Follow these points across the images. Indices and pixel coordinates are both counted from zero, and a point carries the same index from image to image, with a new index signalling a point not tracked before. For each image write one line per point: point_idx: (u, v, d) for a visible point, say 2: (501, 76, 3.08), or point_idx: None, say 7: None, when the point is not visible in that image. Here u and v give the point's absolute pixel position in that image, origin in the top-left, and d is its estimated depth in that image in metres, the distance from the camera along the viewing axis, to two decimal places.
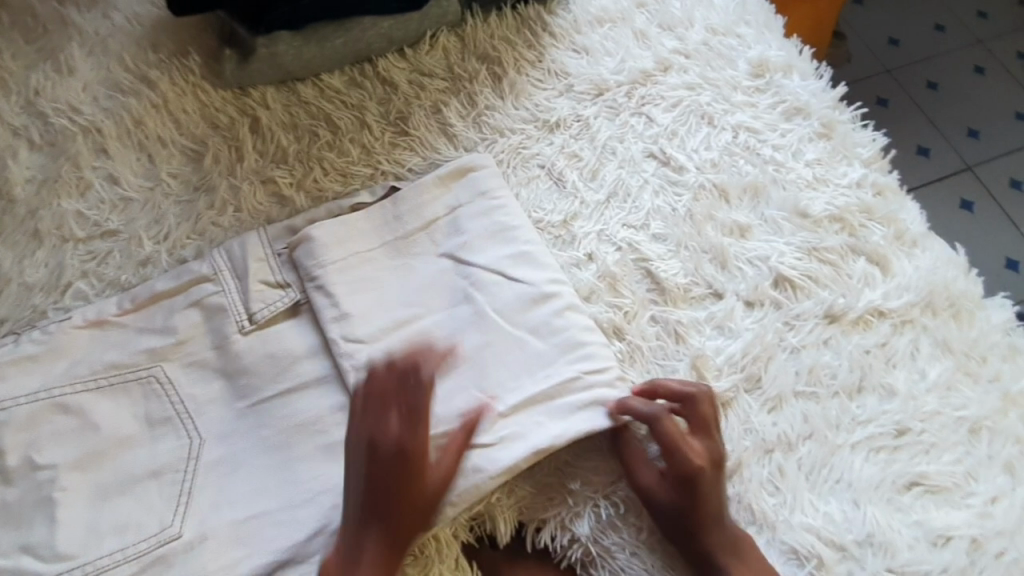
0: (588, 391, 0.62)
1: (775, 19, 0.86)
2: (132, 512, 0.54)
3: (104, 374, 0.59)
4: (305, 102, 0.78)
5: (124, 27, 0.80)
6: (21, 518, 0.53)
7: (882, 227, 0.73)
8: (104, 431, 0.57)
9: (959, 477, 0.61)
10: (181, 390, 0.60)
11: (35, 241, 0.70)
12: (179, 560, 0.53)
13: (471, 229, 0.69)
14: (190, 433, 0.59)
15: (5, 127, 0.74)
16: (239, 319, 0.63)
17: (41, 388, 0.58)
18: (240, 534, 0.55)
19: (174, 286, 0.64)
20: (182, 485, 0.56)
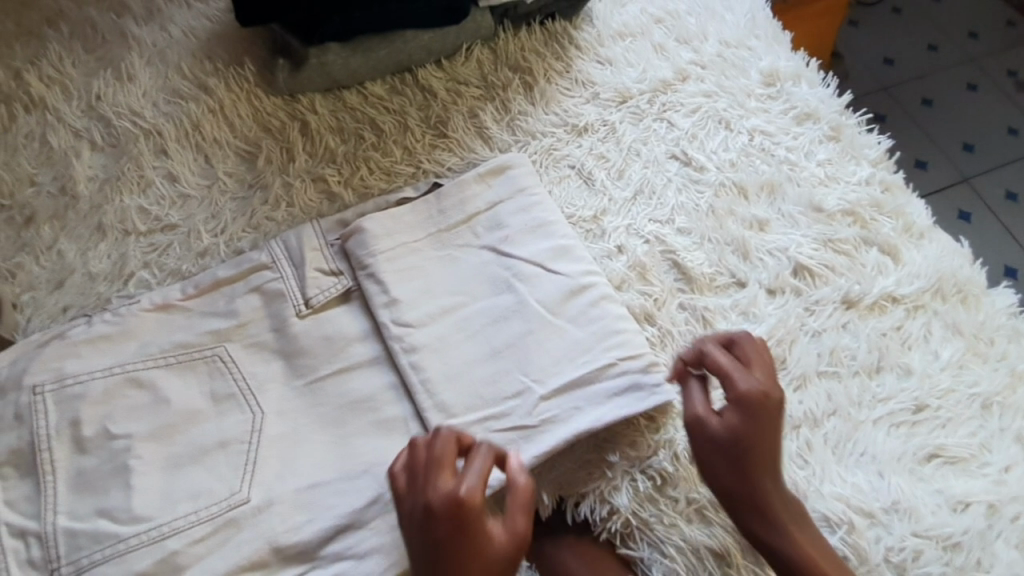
0: (624, 378, 0.66)
1: (783, 34, 0.93)
2: (203, 480, 0.59)
3: (173, 353, 0.64)
4: (351, 108, 0.83)
5: (181, 39, 0.86)
6: (98, 484, 0.57)
7: (892, 221, 0.78)
8: (175, 404, 0.61)
9: (974, 448, 0.65)
10: (244, 369, 0.64)
11: (99, 234, 0.75)
12: (249, 523, 0.57)
13: (511, 225, 0.74)
14: (253, 409, 0.62)
15: (69, 129, 0.80)
16: (296, 303, 0.68)
17: (115, 365, 0.62)
18: (304, 502, 0.59)
19: (235, 274, 0.69)
20: (249, 455, 0.60)
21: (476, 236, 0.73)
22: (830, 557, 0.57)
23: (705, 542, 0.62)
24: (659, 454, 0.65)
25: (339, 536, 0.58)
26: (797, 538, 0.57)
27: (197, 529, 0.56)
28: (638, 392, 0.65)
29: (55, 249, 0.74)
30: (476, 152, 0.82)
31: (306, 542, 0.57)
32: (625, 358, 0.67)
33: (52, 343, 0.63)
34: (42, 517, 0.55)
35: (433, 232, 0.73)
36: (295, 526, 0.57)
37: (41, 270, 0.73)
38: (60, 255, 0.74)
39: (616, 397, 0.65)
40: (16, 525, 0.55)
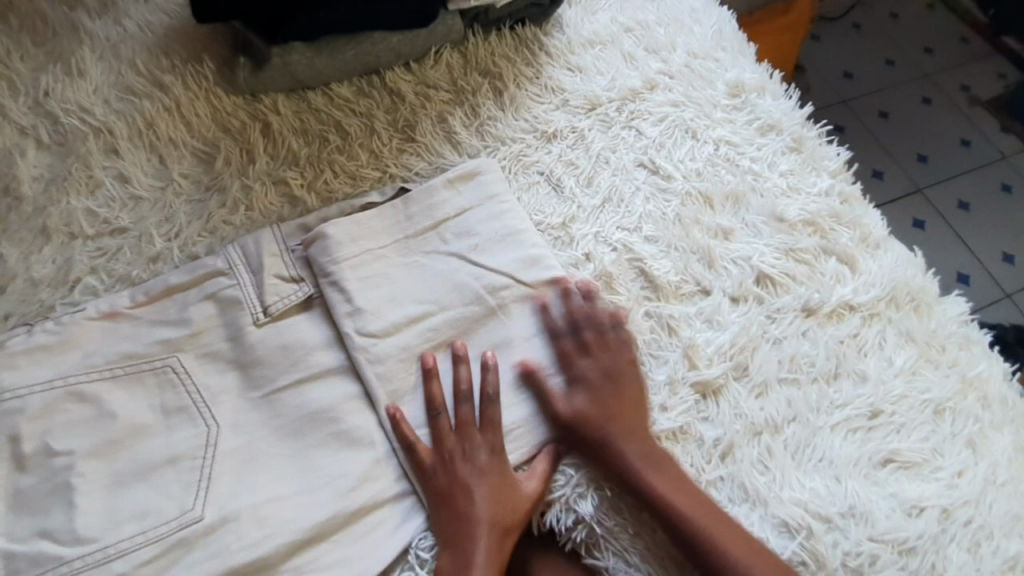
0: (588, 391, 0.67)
1: (748, 46, 0.95)
2: (151, 498, 0.56)
3: (120, 364, 0.60)
4: (315, 110, 0.81)
5: (135, 34, 0.82)
6: (37, 504, 0.54)
7: (850, 230, 0.80)
8: (122, 418, 0.58)
9: (927, 452, 0.67)
10: (197, 380, 0.62)
11: (43, 237, 0.71)
12: (201, 543, 0.54)
13: (480, 234, 0.73)
14: (207, 422, 0.60)
15: (11, 125, 0.75)
16: (253, 311, 0.65)
17: (56, 377, 0.59)
18: (259, 518, 0.56)
19: (188, 280, 0.66)
20: (202, 470, 0.57)
21: (442, 242, 0.72)
22: (715, 513, 0.60)
23: (668, 551, 0.61)
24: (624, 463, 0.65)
25: (298, 552, 0.56)
26: (663, 479, 0.62)
27: (145, 551, 0.53)
28: None
29: None
30: (444, 157, 0.80)
31: (262, 560, 0.55)
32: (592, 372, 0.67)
33: None
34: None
35: (399, 238, 0.72)
36: (248, 545, 0.55)
37: None
38: None
39: (581, 409, 0.66)
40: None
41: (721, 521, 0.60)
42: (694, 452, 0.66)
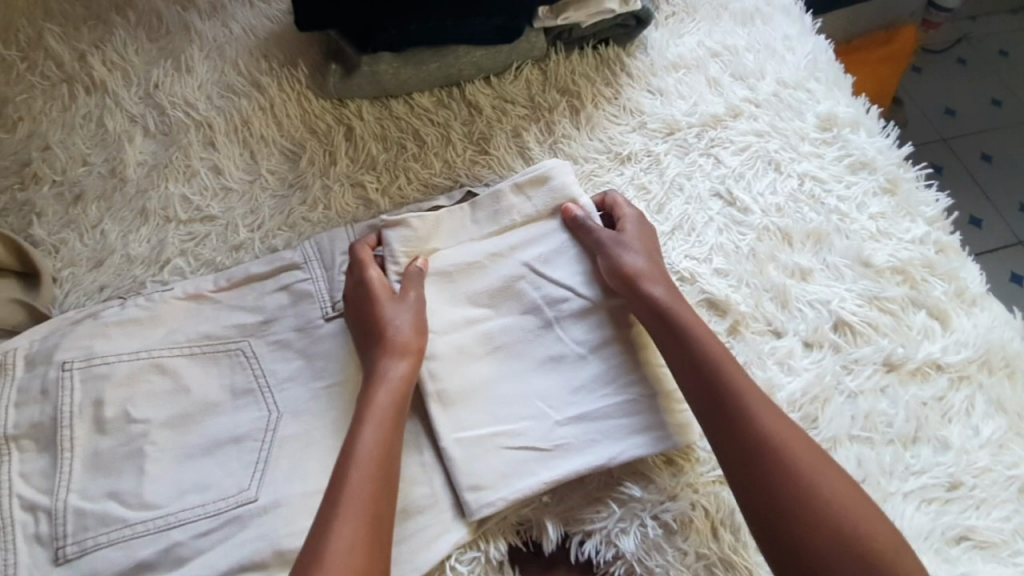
0: (643, 416, 0.64)
1: (844, 79, 0.90)
2: (211, 473, 0.59)
3: (198, 344, 0.64)
4: (396, 117, 0.84)
5: (240, 36, 0.88)
6: (113, 465, 0.58)
7: (943, 283, 0.74)
8: (194, 394, 0.62)
9: (1009, 535, 0.61)
10: (264, 366, 0.64)
11: (142, 218, 0.77)
12: (253, 523, 0.56)
13: (548, 246, 0.72)
14: (269, 406, 0.62)
15: (125, 114, 0.82)
16: (323, 306, 0.68)
17: (142, 349, 0.63)
18: (307, 507, 0.58)
19: (266, 270, 0.69)
20: (262, 451, 0.60)
21: (508, 251, 0.72)
22: (792, 431, 0.58)
23: None
24: (672, 502, 0.62)
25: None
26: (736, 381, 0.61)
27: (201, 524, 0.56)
28: (659, 434, 0.64)
29: (98, 229, 0.76)
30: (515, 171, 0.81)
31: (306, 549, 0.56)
32: (648, 396, 0.65)
33: (84, 321, 0.64)
34: (54, 494, 0.56)
35: (464, 242, 0.72)
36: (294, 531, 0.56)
37: (83, 247, 0.75)
38: (102, 235, 0.76)
39: (633, 434, 0.64)
40: (27, 499, 0.56)
41: (795, 437, 0.57)
42: None
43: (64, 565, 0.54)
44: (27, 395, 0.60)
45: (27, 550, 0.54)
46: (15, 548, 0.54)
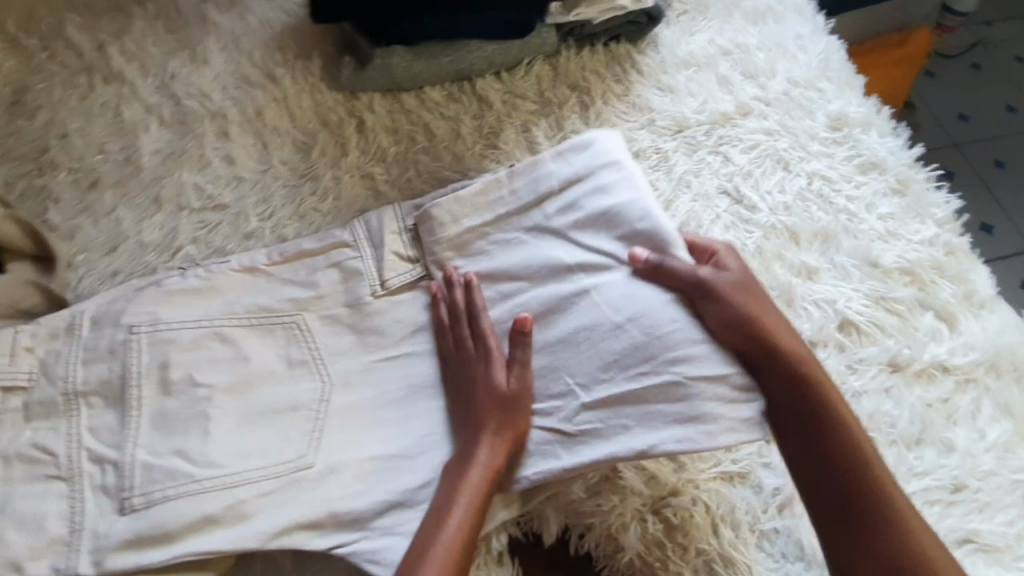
0: (695, 402, 0.59)
1: (856, 79, 0.90)
2: (221, 454, 0.58)
3: (257, 315, 0.66)
4: (407, 111, 0.85)
5: (256, 29, 0.89)
6: (159, 424, 0.58)
7: (952, 285, 0.74)
8: (212, 375, 0.62)
9: (1012, 539, 0.60)
10: (275, 351, 0.66)
11: (155, 206, 0.78)
12: (259, 507, 0.57)
13: (601, 214, 0.69)
14: (324, 377, 0.65)
15: (142, 104, 0.84)
16: (372, 284, 0.69)
17: (203, 318, 0.65)
18: (362, 472, 0.60)
19: (317, 248, 0.70)
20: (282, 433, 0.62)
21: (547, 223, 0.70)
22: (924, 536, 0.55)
23: None
24: (673, 498, 0.63)
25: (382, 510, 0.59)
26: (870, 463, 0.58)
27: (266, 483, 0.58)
28: (705, 428, 0.58)
29: (113, 215, 0.77)
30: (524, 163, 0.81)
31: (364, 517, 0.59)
32: (698, 378, 0.60)
33: (98, 304, 0.66)
34: (120, 449, 0.57)
35: (500, 213, 0.72)
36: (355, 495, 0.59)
37: (98, 233, 0.77)
38: (116, 221, 0.77)
39: (679, 424, 0.59)
40: (95, 452, 0.57)
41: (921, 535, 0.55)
42: (749, 496, 0.63)
43: (129, 516, 0.54)
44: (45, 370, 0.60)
45: (93, 502, 0.55)
46: (83, 498, 0.55)
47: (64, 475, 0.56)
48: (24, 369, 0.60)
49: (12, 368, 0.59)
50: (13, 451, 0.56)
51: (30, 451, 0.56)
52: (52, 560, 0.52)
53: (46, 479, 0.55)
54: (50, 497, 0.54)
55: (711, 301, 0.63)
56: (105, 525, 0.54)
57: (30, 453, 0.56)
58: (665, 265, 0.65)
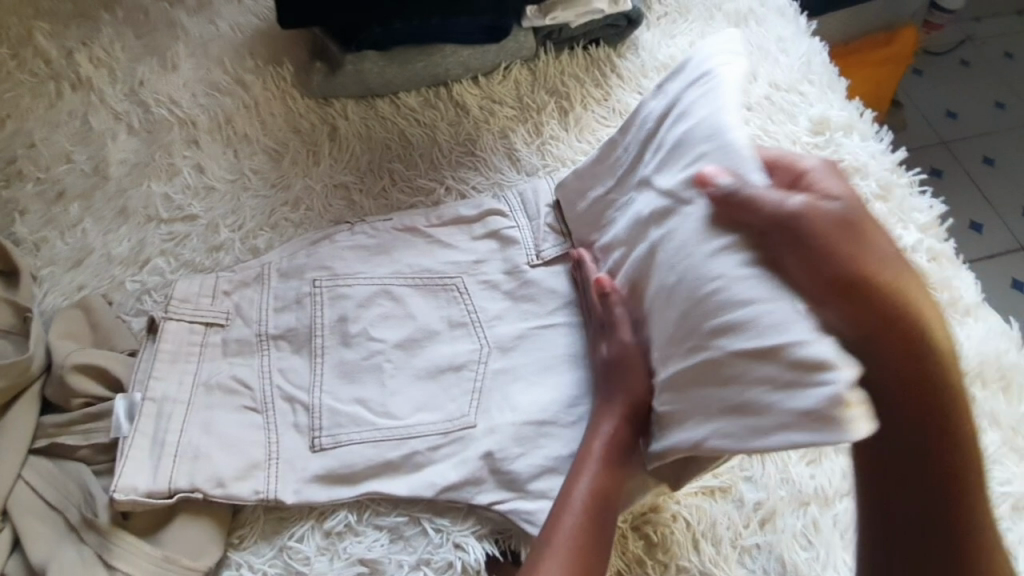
0: (725, 390, 0.51)
1: (838, 81, 0.89)
2: (225, 466, 0.59)
3: (418, 276, 0.71)
4: (381, 117, 0.83)
5: (227, 34, 0.87)
6: (397, 391, 0.64)
7: (935, 292, 0.73)
8: (229, 390, 0.64)
9: None
10: (261, 369, 0.65)
11: (123, 217, 0.76)
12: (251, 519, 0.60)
13: (691, 151, 0.60)
14: (482, 339, 0.67)
15: (109, 112, 0.81)
16: (530, 255, 0.72)
17: (379, 278, 0.70)
18: (521, 436, 0.62)
19: (475, 214, 0.75)
20: (255, 455, 0.60)
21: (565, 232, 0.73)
22: None
23: None
24: (654, 513, 0.61)
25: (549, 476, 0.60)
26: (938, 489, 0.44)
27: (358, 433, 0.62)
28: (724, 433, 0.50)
29: (78, 228, 0.75)
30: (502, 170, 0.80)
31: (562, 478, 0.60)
32: (742, 354, 0.49)
33: None
34: (312, 391, 0.64)
35: (619, 176, 0.70)
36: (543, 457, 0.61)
37: (63, 246, 0.74)
38: (82, 234, 0.75)
39: (728, 416, 0.50)
40: (287, 391, 0.64)
41: None
42: (731, 511, 0.62)
43: (319, 453, 0.61)
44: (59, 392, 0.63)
45: (289, 435, 0.62)
46: (279, 429, 0.62)
47: (259, 408, 0.63)
48: (224, 309, 0.68)
49: (215, 308, 0.68)
50: (217, 380, 0.64)
51: (228, 383, 0.64)
52: (252, 481, 0.59)
53: (243, 409, 0.63)
54: (248, 425, 0.62)
55: (791, 245, 0.48)
56: (303, 460, 0.61)
57: (230, 384, 0.64)
58: (742, 196, 0.51)
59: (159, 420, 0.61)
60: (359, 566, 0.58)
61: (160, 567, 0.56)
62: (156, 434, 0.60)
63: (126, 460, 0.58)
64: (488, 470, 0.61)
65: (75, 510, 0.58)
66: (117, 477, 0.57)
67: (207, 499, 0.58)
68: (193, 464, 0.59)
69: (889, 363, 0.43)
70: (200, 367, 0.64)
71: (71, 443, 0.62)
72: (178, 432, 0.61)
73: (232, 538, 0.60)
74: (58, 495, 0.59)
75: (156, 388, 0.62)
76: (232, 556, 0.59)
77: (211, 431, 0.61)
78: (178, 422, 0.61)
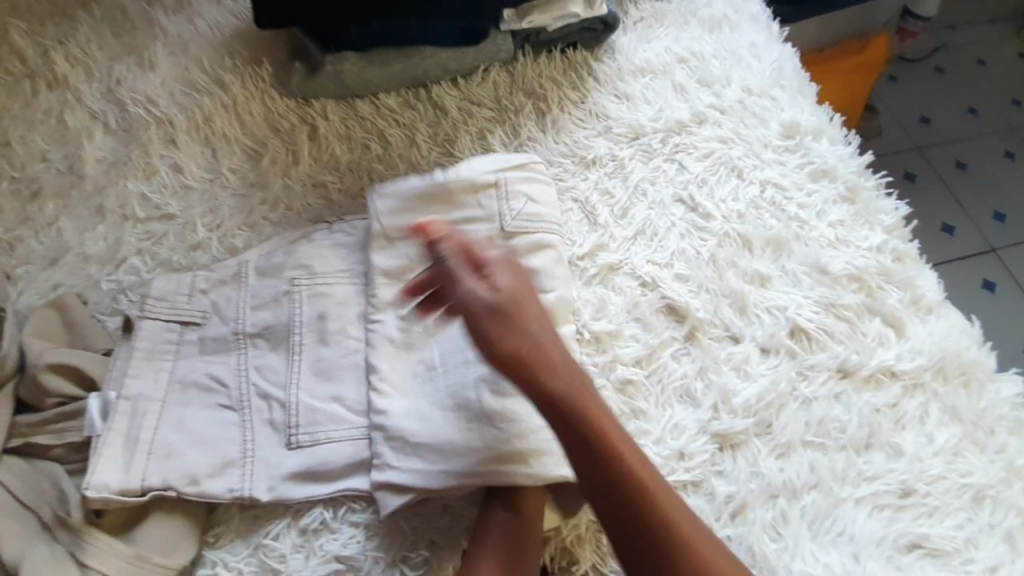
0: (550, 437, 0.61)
1: (809, 86, 0.91)
2: (198, 463, 0.60)
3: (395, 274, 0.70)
4: (361, 117, 0.83)
5: (205, 33, 0.87)
6: (372, 381, 0.64)
7: (900, 291, 0.75)
8: (205, 388, 0.64)
9: (958, 542, 0.62)
10: (241, 366, 0.66)
11: (99, 216, 0.76)
12: (226, 517, 0.60)
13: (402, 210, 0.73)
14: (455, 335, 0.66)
15: (86, 111, 0.81)
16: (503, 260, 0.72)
17: (357, 277, 0.71)
18: None
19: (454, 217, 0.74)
20: (230, 452, 0.61)
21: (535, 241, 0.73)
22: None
23: None
24: None
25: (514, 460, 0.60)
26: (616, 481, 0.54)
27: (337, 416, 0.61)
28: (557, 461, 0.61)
29: (54, 227, 0.75)
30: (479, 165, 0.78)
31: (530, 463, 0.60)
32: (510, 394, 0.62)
33: None
34: (288, 388, 0.64)
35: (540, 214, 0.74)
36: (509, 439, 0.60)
37: (38, 245, 0.74)
38: (57, 233, 0.75)
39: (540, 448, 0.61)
40: (263, 389, 0.64)
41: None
42: (703, 505, 0.63)
43: (296, 450, 0.62)
44: (32, 392, 0.63)
45: (264, 434, 0.62)
46: (253, 427, 0.62)
47: (234, 406, 0.63)
48: (201, 308, 0.68)
49: (192, 306, 0.68)
50: (192, 378, 0.64)
51: (204, 381, 0.64)
52: (227, 479, 0.60)
53: (217, 407, 0.63)
54: (223, 423, 0.62)
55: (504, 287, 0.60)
56: (277, 457, 0.61)
57: (206, 382, 0.64)
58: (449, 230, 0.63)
59: (132, 418, 0.61)
60: (334, 563, 0.58)
61: (131, 565, 0.56)
62: (129, 432, 0.60)
63: (98, 456, 0.58)
64: (458, 453, 0.60)
65: (46, 510, 0.58)
66: (90, 474, 0.58)
67: (180, 496, 0.59)
68: (165, 461, 0.59)
69: (592, 425, 0.56)
70: (176, 366, 0.65)
71: (45, 443, 0.62)
72: (152, 429, 0.61)
73: (207, 536, 0.60)
74: (28, 496, 0.59)
75: (131, 386, 0.62)
76: (206, 555, 0.59)
77: (185, 429, 0.61)
78: (152, 420, 0.61)
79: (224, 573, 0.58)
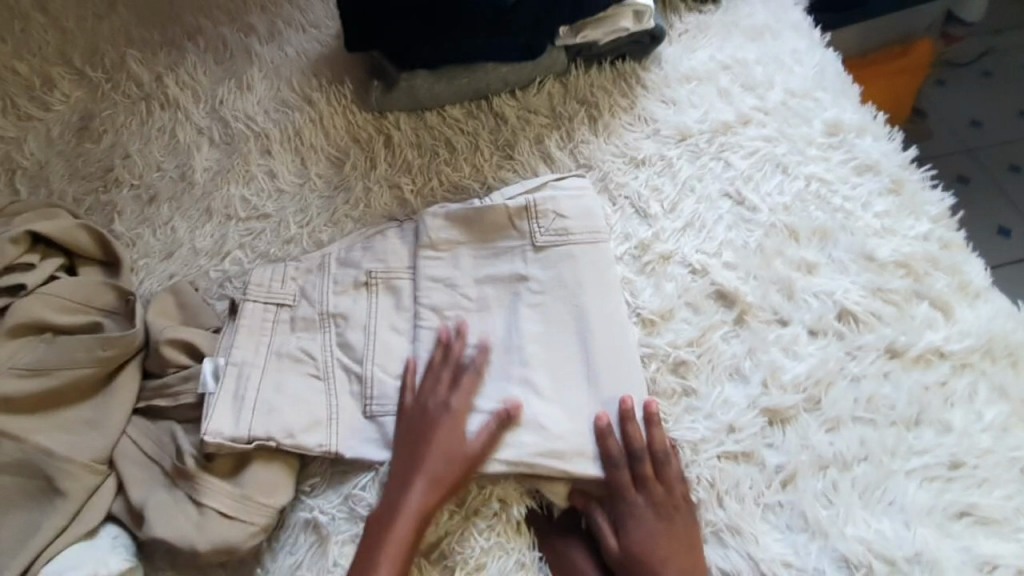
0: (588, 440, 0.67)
1: (851, 88, 0.95)
2: (291, 421, 0.68)
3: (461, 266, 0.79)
4: (429, 127, 0.93)
5: (295, 58, 0.99)
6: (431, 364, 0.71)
7: (947, 276, 0.77)
8: (295, 360, 0.72)
9: (1010, 513, 0.63)
10: (332, 343, 0.74)
11: (206, 216, 0.87)
12: (317, 468, 0.68)
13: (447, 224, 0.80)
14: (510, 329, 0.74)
15: (194, 126, 0.93)
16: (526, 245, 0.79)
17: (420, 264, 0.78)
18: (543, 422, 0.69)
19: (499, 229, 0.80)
20: (319, 414, 0.69)
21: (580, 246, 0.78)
22: None
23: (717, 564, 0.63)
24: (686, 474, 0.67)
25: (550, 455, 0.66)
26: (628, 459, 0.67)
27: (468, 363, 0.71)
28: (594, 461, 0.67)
29: (169, 225, 0.86)
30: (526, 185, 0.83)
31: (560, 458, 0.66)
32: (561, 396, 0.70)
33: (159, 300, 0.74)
34: (368, 362, 0.72)
35: (582, 224, 0.80)
36: (549, 436, 0.67)
37: (155, 241, 0.86)
38: (172, 231, 0.86)
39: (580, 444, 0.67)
40: (345, 361, 0.72)
41: None
42: (754, 474, 0.67)
43: (371, 418, 0.70)
44: (153, 362, 0.73)
45: (347, 401, 0.70)
46: (337, 394, 0.70)
47: (321, 374, 0.72)
48: (291, 291, 0.77)
49: (284, 289, 0.76)
50: (286, 350, 0.73)
51: (296, 353, 0.73)
52: (318, 435, 0.68)
53: (307, 375, 0.72)
54: (313, 389, 0.71)
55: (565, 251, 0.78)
56: (358, 423, 0.69)
57: (298, 354, 0.73)
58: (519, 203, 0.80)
59: (239, 380, 0.70)
60: None
61: (240, 503, 0.64)
62: (237, 392, 0.69)
63: (213, 410, 0.67)
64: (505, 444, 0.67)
65: (168, 459, 0.67)
66: (205, 422, 0.66)
67: (278, 447, 0.67)
68: (266, 417, 0.68)
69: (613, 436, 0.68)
70: (272, 339, 0.73)
71: (163, 405, 0.71)
72: (256, 390, 0.69)
73: (304, 486, 0.68)
74: (153, 448, 0.68)
75: (237, 353, 0.71)
76: (305, 501, 0.67)
77: (282, 392, 0.70)
78: (254, 382, 0.70)
79: (320, 517, 0.65)
